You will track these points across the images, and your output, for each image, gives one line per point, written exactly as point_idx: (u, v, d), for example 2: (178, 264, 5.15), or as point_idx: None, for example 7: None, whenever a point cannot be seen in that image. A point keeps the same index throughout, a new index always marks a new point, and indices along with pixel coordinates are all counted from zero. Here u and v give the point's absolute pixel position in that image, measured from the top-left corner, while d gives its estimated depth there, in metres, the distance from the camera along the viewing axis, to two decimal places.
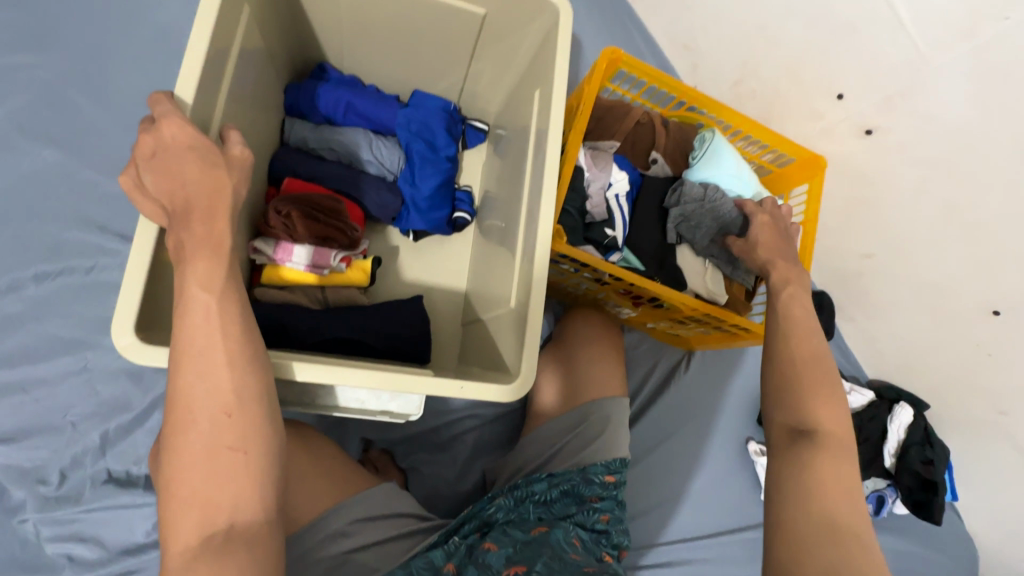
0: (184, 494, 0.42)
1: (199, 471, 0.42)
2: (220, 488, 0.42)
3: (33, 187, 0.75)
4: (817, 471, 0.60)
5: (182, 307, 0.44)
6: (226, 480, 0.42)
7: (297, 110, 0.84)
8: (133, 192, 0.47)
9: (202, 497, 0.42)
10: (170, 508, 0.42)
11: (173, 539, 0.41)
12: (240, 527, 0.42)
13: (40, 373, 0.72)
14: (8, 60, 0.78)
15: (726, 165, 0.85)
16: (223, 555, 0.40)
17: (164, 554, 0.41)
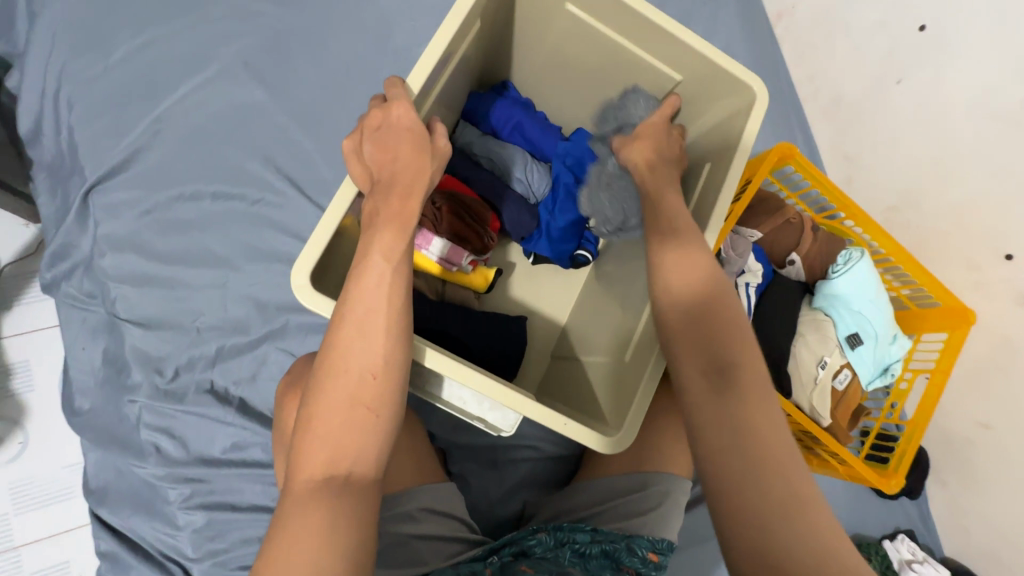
0: (318, 434, 0.45)
1: (336, 418, 0.45)
2: (349, 439, 0.45)
3: (237, 117, 0.84)
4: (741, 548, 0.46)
5: (362, 268, 0.49)
6: (356, 434, 0.45)
7: (472, 116, 0.90)
8: (351, 156, 0.53)
9: (332, 442, 0.45)
10: (301, 442, 0.45)
11: (297, 470, 0.45)
12: (356, 479, 0.45)
13: (188, 277, 0.79)
14: (253, 5, 0.87)
15: (867, 286, 0.84)
16: (339, 501, 0.43)
17: (287, 481, 0.45)
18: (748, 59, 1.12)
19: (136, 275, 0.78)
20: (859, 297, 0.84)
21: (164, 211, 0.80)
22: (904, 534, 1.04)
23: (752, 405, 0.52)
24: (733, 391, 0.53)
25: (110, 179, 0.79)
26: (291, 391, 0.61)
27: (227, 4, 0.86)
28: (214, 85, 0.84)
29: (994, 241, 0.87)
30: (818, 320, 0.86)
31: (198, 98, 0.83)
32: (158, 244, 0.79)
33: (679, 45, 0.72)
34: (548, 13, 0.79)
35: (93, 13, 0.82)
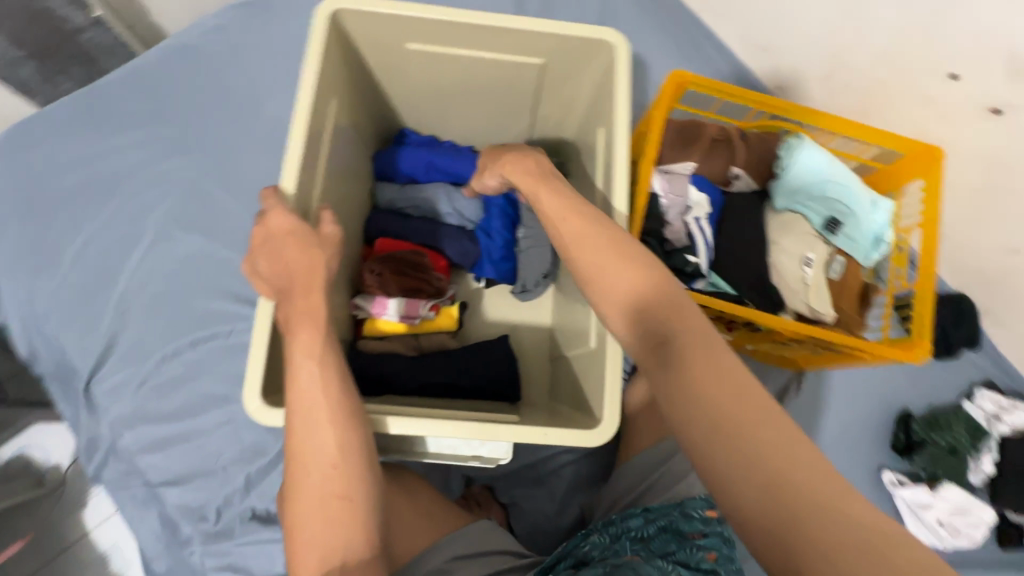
0: (305, 537, 0.48)
1: (314, 517, 0.48)
2: (332, 532, 0.48)
3: (183, 269, 0.90)
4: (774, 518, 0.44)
5: (292, 373, 0.51)
6: (337, 526, 0.48)
7: (384, 174, 0.92)
8: (252, 276, 0.56)
9: (318, 538, 0.48)
10: (294, 548, 0.49)
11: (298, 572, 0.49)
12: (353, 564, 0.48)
13: (197, 426, 0.85)
14: (160, 166, 0.94)
15: (822, 161, 0.79)
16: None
17: None
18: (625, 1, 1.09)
19: (154, 441, 0.84)
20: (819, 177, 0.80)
21: (155, 377, 0.86)
22: (982, 388, 0.97)
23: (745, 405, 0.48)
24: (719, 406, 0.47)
25: (100, 368, 0.86)
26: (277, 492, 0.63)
27: (138, 176, 0.93)
28: (154, 250, 0.90)
29: (936, 66, 0.82)
30: (787, 220, 0.81)
31: (145, 267, 0.89)
32: (161, 407, 0.85)
33: (523, 36, 0.72)
34: (396, 59, 0.78)
35: (34, 234, 0.90)
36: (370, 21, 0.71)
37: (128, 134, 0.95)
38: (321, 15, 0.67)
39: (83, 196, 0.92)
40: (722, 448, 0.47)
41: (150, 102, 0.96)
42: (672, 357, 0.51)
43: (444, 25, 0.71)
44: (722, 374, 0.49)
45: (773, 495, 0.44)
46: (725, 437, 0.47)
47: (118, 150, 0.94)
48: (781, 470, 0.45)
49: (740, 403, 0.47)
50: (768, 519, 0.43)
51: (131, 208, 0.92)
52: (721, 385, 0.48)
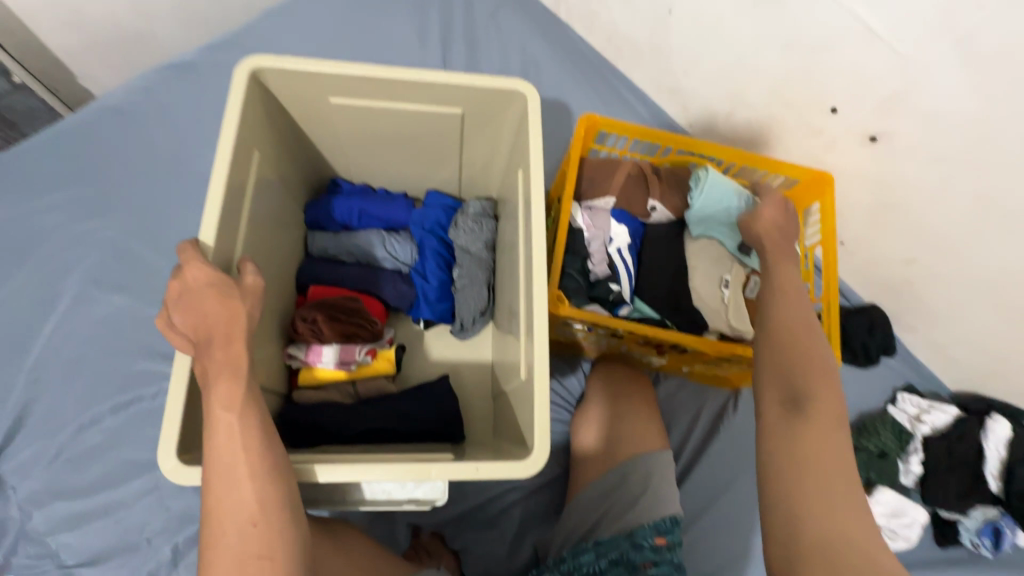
0: None
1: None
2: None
3: (107, 330, 0.87)
4: (799, 447, 0.56)
5: (210, 427, 0.50)
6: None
7: (317, 223, 0.92)
8: (168, 330, 0.55)
9: None
10: None
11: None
12: None
13: (119, 496, 0.80)
14: (82, 226, 0.92)
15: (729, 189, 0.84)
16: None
17: None
18: (546, 53, 1.18)
19: (71, 517, 0.78)
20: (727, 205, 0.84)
21: (72, 447, 0.81)
22: (903, 392, 1.03)
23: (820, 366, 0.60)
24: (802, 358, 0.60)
25: (11, 444, 0.81)
26: None
27: (59, 238, 0.91)
28: (74, 312, 0.87)
29: (818, 102, 0.91)
30: (704, 248, 0.85)
31: (64, 331, 0.86)
32: (79, 479, 0.80)
33: (440, 88, 0.76)
34: (321, 113, 0.81)
35: None
36: (292, 78, 0.74)
37: (49, 196, 0.93)
38: (241, 75, 0.69)
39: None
40: (780, 381, 0.61)
41: (73, 164, 0.95)
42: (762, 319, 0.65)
43: (364, 80, 0.74)
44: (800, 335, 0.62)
45: (807, 428, 0.57)
46: (790, 375, 0.60)
47: (37, 214, 0.92)
48: (821, 411, 0.58)
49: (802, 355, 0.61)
50: (799, 445, 0.56)
51: (50, 272, 0.89)
52: (803, 338, 0.62)
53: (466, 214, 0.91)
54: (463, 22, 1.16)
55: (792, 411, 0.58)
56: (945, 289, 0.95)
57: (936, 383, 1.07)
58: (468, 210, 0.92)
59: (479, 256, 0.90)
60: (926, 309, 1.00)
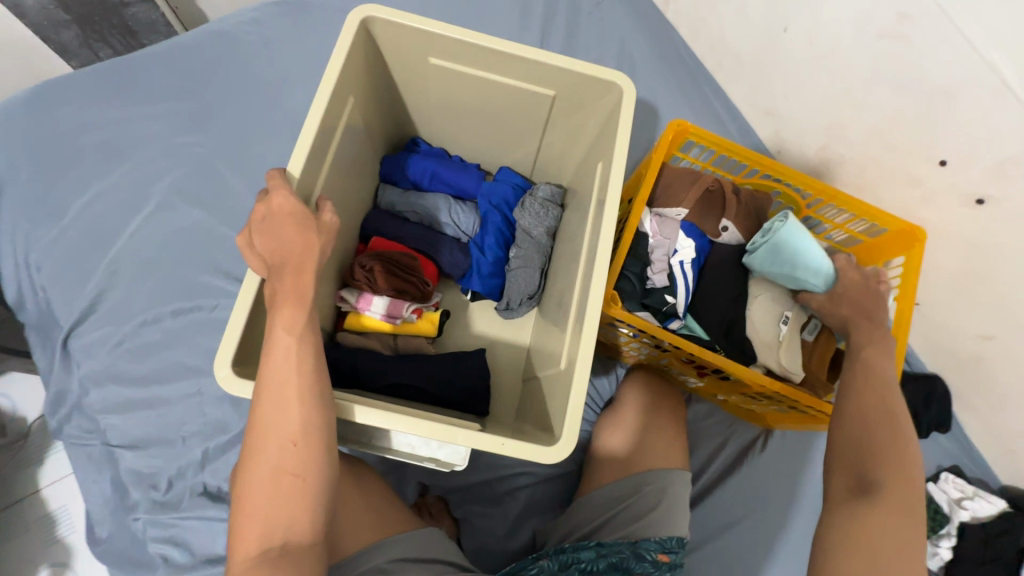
0: (252, 507, 0.50)
1: (265, 491, 0.50)
2: (279, 509, 0.50)
3: (182, 239, 0.92)
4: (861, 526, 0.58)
5: (269, 346, 0.53)
6: (286, 503, 0.50)
7: (390, 177, 0.94)
8: (246, 249, 0.58)
9: (264, 512, 0.50)
10: (240, 517, 0.50)
11: (237, 546, 0.50)
12: (292, 543, 0.50)
13: (164, 393, 0.85)
14: (177, 138, 0.97)
15: (793, 254, 0.78)
16: (276, 568, 0.48)
17: (233, 551, 0.50)
18: (644, 51, 1.15)
19: (121, 402, 0.85)
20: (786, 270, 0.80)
21: (132, 339, 0.87)
22: (948, 472, 0.97)
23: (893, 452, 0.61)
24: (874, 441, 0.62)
25: (82, 324, 0.87)
26: None
27: (156, 145, 0.97)
28: (156, 217, 0.93)
29: (925, 151, 0.85)
30: (765, 278, 0.84)
31: (145, 232, 0.92)
32: (133, 370, 0.86)
33: (538, 67, 0.76)
34: (418, 71, 0.82)
35: (46, 186, 0.93)
36: (399, 32, 0.75)
37: (153, 105, 0.99)
38: (353, 20, 0.72)
39: (100, 157, 0.95)
40: (849, 463, 0.63)
41: (180, 78, 1.01)
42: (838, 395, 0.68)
43: (467, 45, 0.75)
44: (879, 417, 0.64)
45: (872, 511, 0.58)
46: (863, 461, 0.62)
47: (142, 119, 0.98)
48: (892, 497, 0.59)
49: (876, 437, 0.62)
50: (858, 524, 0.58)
51: (143, 174, 0.95)
52: (881, 426, 0.63)
53: (535, 197, 0.92)
54: (567, 5, 1.15)
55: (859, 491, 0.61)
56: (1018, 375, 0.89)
57: (985, 470, 1.00)
58: (537, 194, 0.92)
59: (538, 240, 0.91)
60: (992, 391, 0.93)
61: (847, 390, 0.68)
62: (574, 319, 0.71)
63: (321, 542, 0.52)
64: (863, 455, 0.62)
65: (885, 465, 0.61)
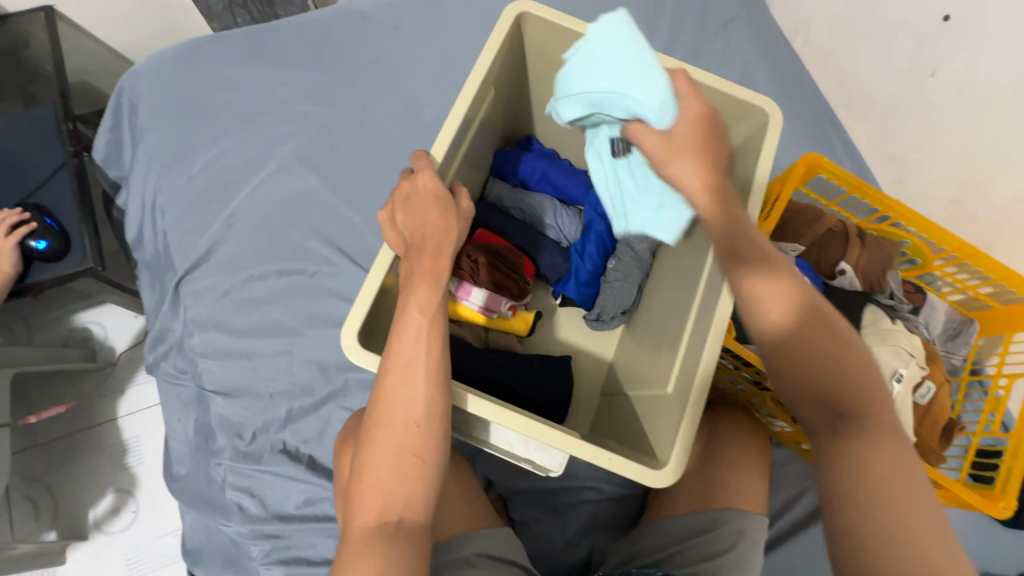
0: (371, 480, 0.51)
1: (387, 464, 0.50)
2: (398, 485, 0.50)
3: (295, 203, 0.96)
4: None
5: (401, 323, 0.54)
6: (406, 480, 0.50)
7: (500, 171, 0.94)
8: (386, 225, 0.59)
9: (383, 486, 0.50)
10: (358, 488, 0.51)
11: (354, 515, 0.51)
12: (407, 522, 0.50)
13: (260, 348, 0.88)
14: (303, 107, 1.01)
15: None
16: (391, 543, 0.48)
17: (348, 521, 0.51)
18: (766, 77, 1.11)
19: (219, 349, 0.88)
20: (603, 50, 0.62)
21: (238, 291, 0.91)
22: None
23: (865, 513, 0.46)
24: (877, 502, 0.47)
25: (195, 270, 0.92)
26: (346, 443, 0.67)
27: (283, 111, 1.01)
28: (275, 179, 0.97)
29: None
30: (884, 330, 0.78)
31: (263, 192, 0.96)
32: (235, 320, 0.89)
33: None
34: (554, 72, 0.82)
35: (179, 136, 0.98)
36: (547, 31, 0.76)
37: (285, 72, 1.03)
38: (508, 15, 0.72)
39: (231, 115, 1.00)
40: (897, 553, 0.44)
41: (312, 50, 1.05)
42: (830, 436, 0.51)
43: None
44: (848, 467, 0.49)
45: None
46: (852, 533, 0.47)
47: (273, 84, 1.02)
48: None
49: (870, 468, 0.48)
50: None
51: (267, 137, 0.99)
52: (826, 425, 0.52)
53: None
54: (693, 23, 1.13)
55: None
56: None
57: None
58: None
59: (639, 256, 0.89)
60: None
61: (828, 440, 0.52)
62: (688, 345, 0.70)
63: (430, 524, 0.52)
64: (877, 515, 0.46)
65: (893, 506, 0.46)
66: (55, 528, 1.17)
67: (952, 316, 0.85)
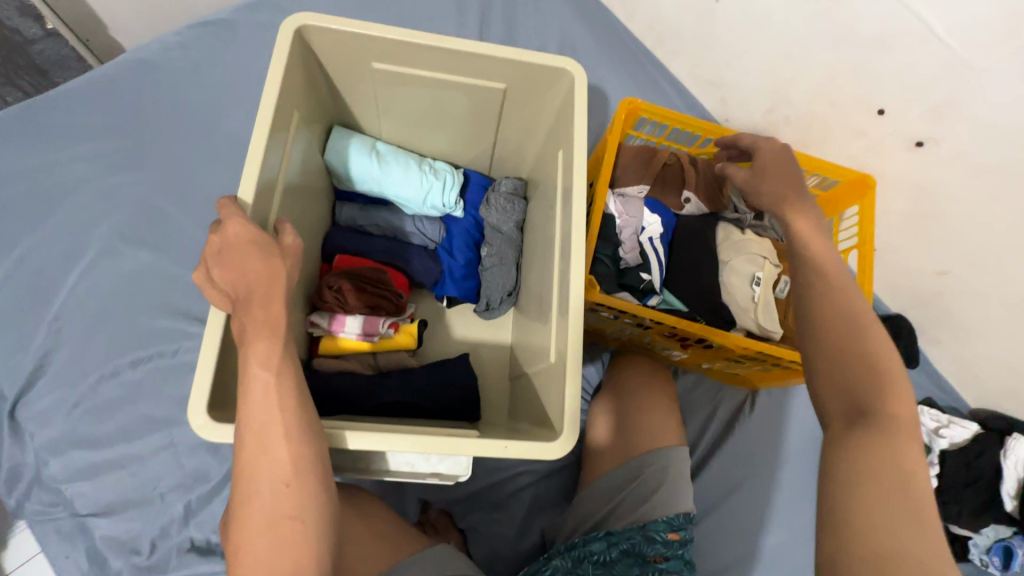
0: (251, 556, 0.47)
1: (262, 537, 0.47)
2: (280, 555, 0.47)
3: (130, 284, 0.86)
4: (871, 449, 0.49)
5: (246, 384, 0.50)
6: (286, 545, 0.47)
7: (346, 195, 0.92)
8: (206, 286, 0.55)
9: (264, 559, 0.47)
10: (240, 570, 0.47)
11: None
12: None
13: (135, 450, 0.80)
14: (111, 179, 0.91)
15: None
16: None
17: None
18: (584, 35, 1.15)
19: (87, 467, 0.79)
20: (348, 143, 0.85)
21: (90, 397, 0.81)
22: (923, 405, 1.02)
23: (881, 378, 0.53)
24: (859, 365, 0.54)
25: (30, 390, 0.81)
26: None
27: (87, 189, 0.90)
28: (99, 264, 0.86)
29: (865, 103, 0.90)
30: (736, 241, 0.84)
31: (87, 282, 0.85)
32: (96, 430, 0.80)
33: (483, 61, 0.75)
34: (362, 79, 0.80)
35: None
36: (336, 38, 0.73)
37: (78, 145, 0.92)
38: (286, 32, 0.68)
39: (27, 208, 0.88)
40: (839, 389, 0.54)
41: (103, 113, 0.94)
42: (830, 350, 0.55)
43: (408, 46, 0.73)
44: (854, 356, 0.54)
45: (871, 434, 0.50)
46: (854, 396, 0.53)
47: (69, 162, 0.91)
48: (887, 425, 0.50)
49: (835, 323, 0.56)
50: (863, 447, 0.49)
51: (76, 222, 0.88)
52: (830, 354, 0.55)
53: (499, 192, 0.90)
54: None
55: (858, 420, 0.51)
56: (975, 304, 0.94)
57: (954, 398, 1.06)
58: (500, 188, 0.91)
59: (509, 235, 0.90)
60: (952, 322, 0.99)
61: (813, 338, 0.57)
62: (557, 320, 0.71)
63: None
64: (849, 381, 0.53)
65: (873, 378, 0.53)
66: None
67: None
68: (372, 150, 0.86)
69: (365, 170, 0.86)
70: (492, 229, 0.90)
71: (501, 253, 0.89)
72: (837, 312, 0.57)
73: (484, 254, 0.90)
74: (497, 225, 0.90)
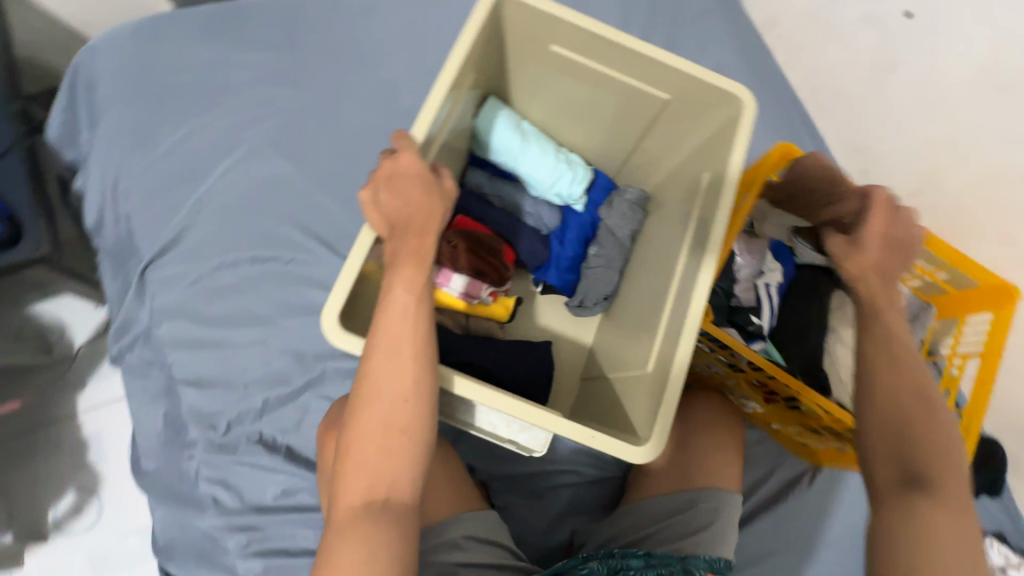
0: (359, 459, 0.50)
1: (374, 443, 0.50)
2: (386, 462, 0.50)
3: (267, 188, 0.93)
4: (929, 524, 0.59)
5: (387, 301, 0.54)
6: (392, 457, 0.50)
7: (479, 161, 0.93)
8: (369, 204, 0.58)
9: (371, 464, 0.50)
10: (346, 468, 0.50)
11: (341, 497, 0.50)
12: (396, 498, 0.50)
13: (233, 337, 0.86)
14: (275, 89, 0.98)
15: None
16: (382, 520, 0.48)
17: (335, 499, 0.50)
18: (739, 68, 1.13)
19: (190, 339, 0.85)
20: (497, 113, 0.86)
21: (208, 279, 0.87)
22: (994, 539, 0.96)
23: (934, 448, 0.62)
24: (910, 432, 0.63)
25: (161, 257, 0.88)
26: (331, 430, 0.67)
27: (252, 93, 0.97)
28: (247, 162, 0.93)
29: None
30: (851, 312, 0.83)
31: (232, 175, 0.92)
32: (206, 309, 0.86)
33: (657, 68, 0.75)
34: (535, 57, 0.82)
35: (144, 118, 0.94)
36: (528, 13, 0.75)
37: (255, 52, 0.99)
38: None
39: (199, 97, 0.96)
40: (893, 459, 0.63)
41: (283, 30, 1.01)
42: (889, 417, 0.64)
43: (592, 37, 0.75)
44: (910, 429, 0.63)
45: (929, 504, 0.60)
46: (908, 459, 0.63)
47: (243, 65, 0.98)
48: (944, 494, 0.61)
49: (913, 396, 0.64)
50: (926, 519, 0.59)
51: (237, 120, 0.95)
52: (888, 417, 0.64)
53: (622, 198, 0.91)
54: (669, 15, 1.14)
55: (910, 484, 0.62)
56: None
57: None
58: (624, 195, 0.91)
59: (622, 242, 0.91)
60: None
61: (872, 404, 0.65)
62: (665, 337, 0.72)
63: (419, 500, 0.52)
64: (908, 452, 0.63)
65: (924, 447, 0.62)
66: (10, 530, 1.11)
67: (911, 300, 0.90)
68: (519, 126, 0.88)
69: (506, 143, 0.88)
70: (608, 231, 0.91)
71: (608, 256, 0.90)
72: (899, 384, 0.64)
73: (592, 254, 0.91)
74: (612, 228, 0.90)
